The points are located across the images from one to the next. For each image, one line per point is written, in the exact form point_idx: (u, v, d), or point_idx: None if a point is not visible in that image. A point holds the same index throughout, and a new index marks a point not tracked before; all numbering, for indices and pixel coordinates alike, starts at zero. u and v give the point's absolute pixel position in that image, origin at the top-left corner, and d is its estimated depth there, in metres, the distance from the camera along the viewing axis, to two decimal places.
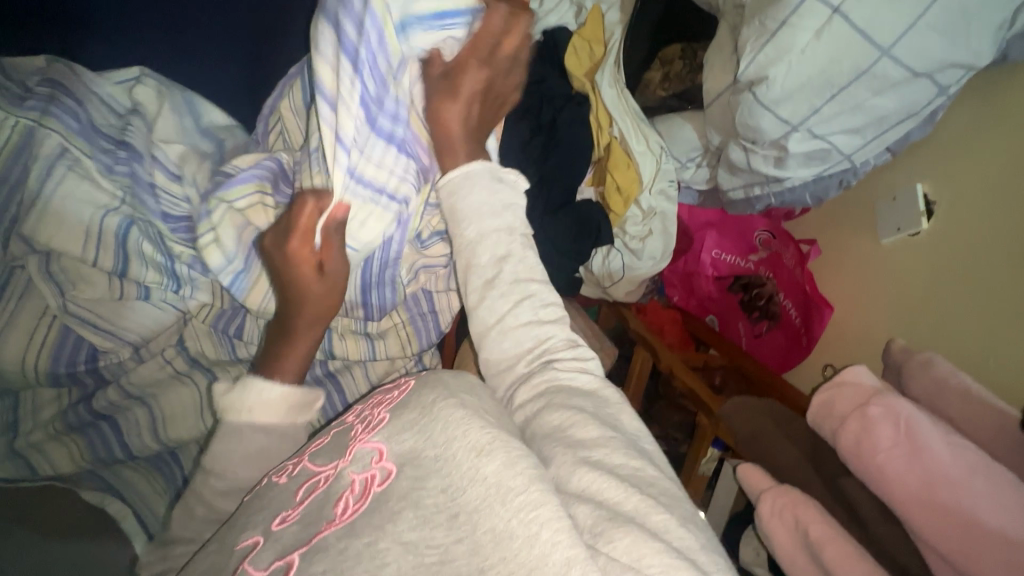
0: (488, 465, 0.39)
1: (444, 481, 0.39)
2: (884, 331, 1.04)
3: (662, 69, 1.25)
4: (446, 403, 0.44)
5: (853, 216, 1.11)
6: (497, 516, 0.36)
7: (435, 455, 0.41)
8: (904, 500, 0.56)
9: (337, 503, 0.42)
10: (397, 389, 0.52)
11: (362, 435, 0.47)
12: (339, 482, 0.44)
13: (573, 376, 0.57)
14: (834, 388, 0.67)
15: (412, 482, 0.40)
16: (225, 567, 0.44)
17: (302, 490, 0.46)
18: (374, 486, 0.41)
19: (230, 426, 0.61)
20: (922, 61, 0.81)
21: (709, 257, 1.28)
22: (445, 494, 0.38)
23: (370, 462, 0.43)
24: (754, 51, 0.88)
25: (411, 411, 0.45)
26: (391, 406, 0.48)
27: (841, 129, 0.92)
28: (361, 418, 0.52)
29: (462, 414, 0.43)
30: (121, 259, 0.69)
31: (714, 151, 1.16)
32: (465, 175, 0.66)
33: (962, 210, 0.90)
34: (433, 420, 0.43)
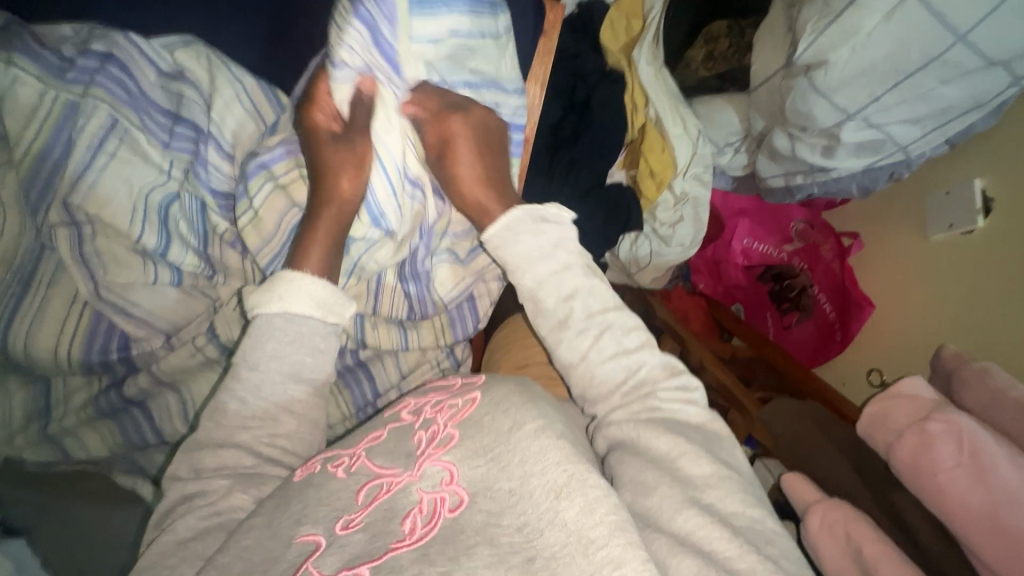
0: (568, 509, 0.40)
1: (518, 520, 0.40)
2: (932, 332, 0.99)
3: (705, 47, 1.18)
4: (522, 432, 0.45)
5: (901, 211, 1.06)
6: (578, 567, 0.37)
7: (509, 489, 0.42)
8: (964, 521, 0.54)
9: (405, 521, 0.43)
10: (464, 398, 0.52)
11: (432, 449, 0.47)
12: (404, 500, 0.45)
13: (676, 409, 0.56)
14: (888, 399, 0.66)
15: (487, 517, 0.41)
16: (280, 557, 0.44)
17: (364, 493, 0.47)
18: (444, 511, 0.43)
19: (262, 317, 0.60)
20: (998, 48, 0.75)
21: (739, 246, 1.25)
22: (519, 534, 0.40)
23: (441, 482, 0.45)
24: (815, 33, 0.84)
25: (484, 437, 0.46)
26: (458, 421, 0.49)
27: (901, 119, 0.86)
28: (423, 423, 0.52)
29: (539, 445, 0.44)
30: (164, 239, 0.66)
31: (755, 136, 1.10)
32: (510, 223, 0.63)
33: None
34: (513, 452, 0.44)
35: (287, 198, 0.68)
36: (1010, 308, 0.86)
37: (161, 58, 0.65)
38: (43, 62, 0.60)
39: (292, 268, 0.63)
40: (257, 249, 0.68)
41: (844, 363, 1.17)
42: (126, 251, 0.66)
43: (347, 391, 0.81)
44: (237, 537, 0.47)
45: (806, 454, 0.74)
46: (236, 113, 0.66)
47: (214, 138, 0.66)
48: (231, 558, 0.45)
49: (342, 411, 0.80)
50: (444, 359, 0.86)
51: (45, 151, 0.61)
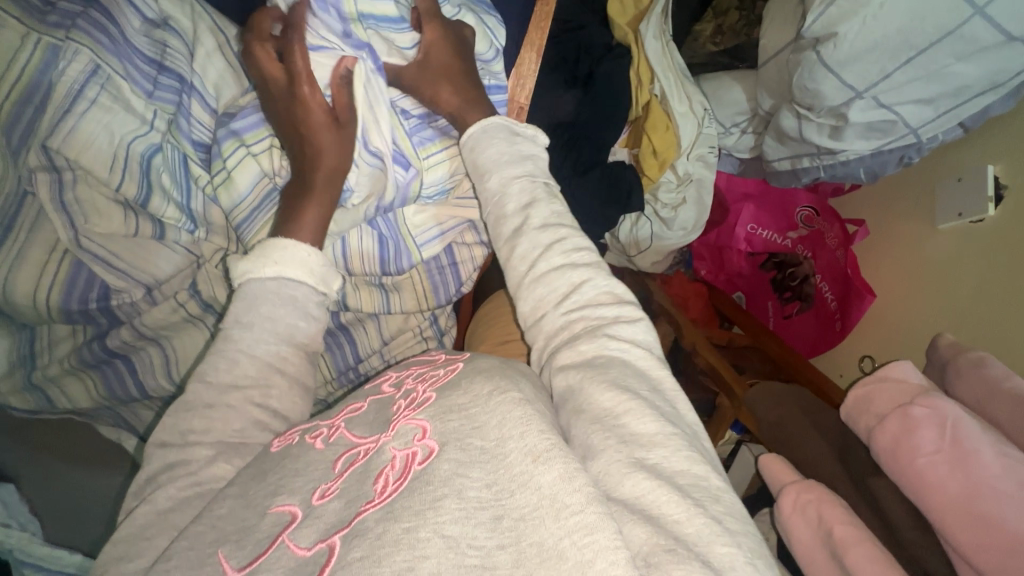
0: (544, 473, 0.38)
1: (489, 476, 0.39)
2: (933, 323, 0.96)
3: (714, 21, 1.13)
4: (503, 397, 0.44)
5: (907, 198, 1.03)
6: (547, 530, 0.35)
7: (482, 447, 0.41)
8: (939, 509, 0.52)
9: (376, 480, 0.42)
10: (445, 368, 0.52)
11: (407, 410, 0.47)
12: (379, 458, 0.44)
13: (624, 351, 0.50)
14: (875, 382, 0.64)
15: (456, 467, 0.40)
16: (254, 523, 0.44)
17: (342, 461, 0.46)
18: (415, 464, 0.42)
19: (254, 280, 0.59)
20: (1019, 22, 0.71)
21: (742, 231, 1.22)
22: (489, 490, 0.38)
23: (413, 439, 0.44)
24: (824, 4, 0.80)
25: (461, 396, 0.45)
26: (436, 385, 0.49)
27: (912, 98, 0.83)
28: (405, 392, 0.52)
29: (519, 413, 0.42)
30: (144, 190, 0.66)
31: (763, 116, 1.07)
32: (485, 129, 0.66)
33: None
34: (490, 415, 0.43)
35: (259, 166, 0.67)
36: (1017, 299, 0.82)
37: (147, 5, 0.65)
38: (26, 3, 0.60)
39: (283, 235, 0.62)
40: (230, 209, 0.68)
41: (841, 353, 1.15)
42: (107, 200, 0.66)
43: (329, 355, 0.81)
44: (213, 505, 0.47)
45: (789, 437, 0.73)
46: (218, 65, 0.66)
47: (196, 92, 0.65)
48: (205, 525, 0.45)
49: (323, 374, 0.82)
50: (427, 328, 0.86)
51: (29, 91, 0.60)
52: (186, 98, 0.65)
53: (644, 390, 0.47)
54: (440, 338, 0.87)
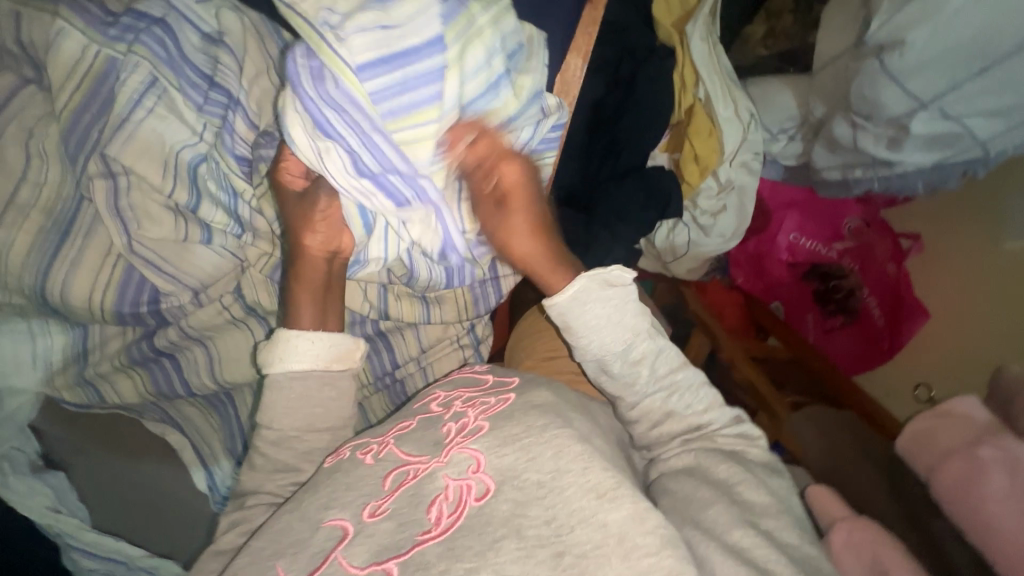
0: (610, 512, 0.39)
1: (547, 512, 0.40)
2: (999, 348, 0.90)
3: (766, 23, 1.09)
4: (559, 432, 0.45)
5: (966, 209, 0.97)
6: (613, 569, 0.36)
7: (539, 481, 0.42)
8: (1008, 557, 0.50)
9: (430, 509, 0.43)
10: (497, 397, 0.52)
11: (460, 438, 0.48)
12: (430, 485, 0.45)
13: (737, 449, 0.58)
14: (937, 417, 0.62)
15: (515, 508, 0.41)
16: (307, 540, 0.45)
17: (391, 480, 0.47)
18: (470, 500, 0.43)
19: (271, 376, 0.64)
20: None
21: (785, 240, 1.18)
22: (549, 527, 0.39)
23: (467, 470, 0.45)
24: (892, 10, 0.76)
25: (516, 428, 0.46)
26: (490, 414, 0.49)
27: (982, 110, 0.78)
28: (454, 414, 0.52)
29: (579, 449, 0.44)
30: (195, 196, 0.67)
31: (814, 123, 1.02)
32: (574, 294, 0.58)
33: None
34: (546, 447, 0.44)
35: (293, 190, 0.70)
36: None
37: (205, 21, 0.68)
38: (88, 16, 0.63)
39: (287, 326, 0.65)
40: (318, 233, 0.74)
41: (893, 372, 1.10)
42: (159, 207, 0.67)
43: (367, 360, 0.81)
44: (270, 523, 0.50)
45: (841, 463, 0.73)
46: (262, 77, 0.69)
47: (239, 107, 0.67)
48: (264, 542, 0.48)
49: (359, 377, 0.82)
50: (464, 336, 0.86)
51: (92, 92, 0.63)
52: (231, 113, 0.67)
53: (752, 468, 0.55)
54: (477, 346, 0.87)
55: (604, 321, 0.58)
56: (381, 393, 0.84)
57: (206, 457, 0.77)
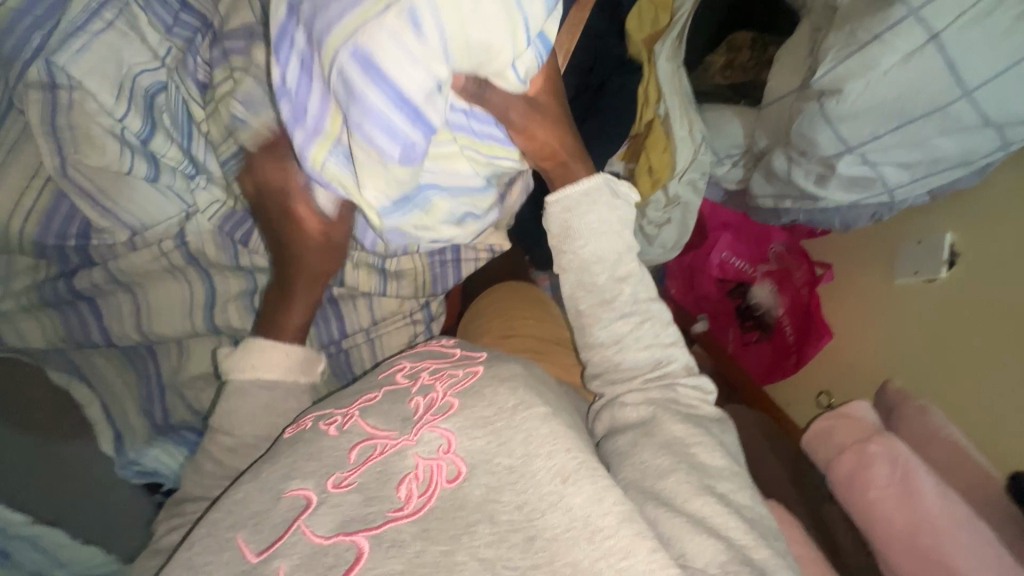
0: (574, 496, 0.44)
1: (518, 498, 0.45)
2: (883, 367, 1.06)
3: (726, 55, 1.17)
4: (529, 414, 0.50)
5: (869, 247, 1.11)
6: (582, 552, 0.42)
7: (509, 466, 0.47)
8: (883, 535, 0.65)
9: (400, 485, 0.47)
10: (465, 369, 0.58)
11: (430, 416, 0.52)
12: (400, 463, 0.49)
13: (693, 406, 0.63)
14: (837, 418, 0.77)
15: (486, 492, 0.46)
16: (272, 510, 0.49)
17: (357, 452, 0.52)
18: (443, 480, 0.47)
19: (234, 384, 0.65)
20: (999, 110, 0.79)
21: (717, 258, 1.28)
22: (520, 512, 0.44)
23: (438, 449, 0.49)
24: (834, 61, 0.85)
25: (486, 409, 0.51)
26: (457, 391, 0.54)
27: (894, 161, 0.90)
28: (422, 389, 0.56)
29: (545, 430, 0.49)
30: (147, 126, 0.64)
31: (755, 154, 1.11)
32: (587, 192, 0.67)
33: (986, 264, 0.90)
34: (516, 431, 0.49)
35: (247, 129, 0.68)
36: (961, 355, 0.93)
37: None
38: None
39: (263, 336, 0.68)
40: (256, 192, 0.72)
41: (796, 384, 1.25)
42: (101, 131, 0.61)
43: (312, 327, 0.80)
44: (230, 492, 0.53)
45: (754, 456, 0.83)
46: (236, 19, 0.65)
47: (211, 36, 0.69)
48: (222, 511, 0.51)
49: None
50: (417, 312, 0.86)
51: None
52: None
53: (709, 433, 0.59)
54: (430, 323, 0.88)
55: (601, 226, 0.66)
56: (323, 362, 0.83)
57: (121, 428, 0.74)
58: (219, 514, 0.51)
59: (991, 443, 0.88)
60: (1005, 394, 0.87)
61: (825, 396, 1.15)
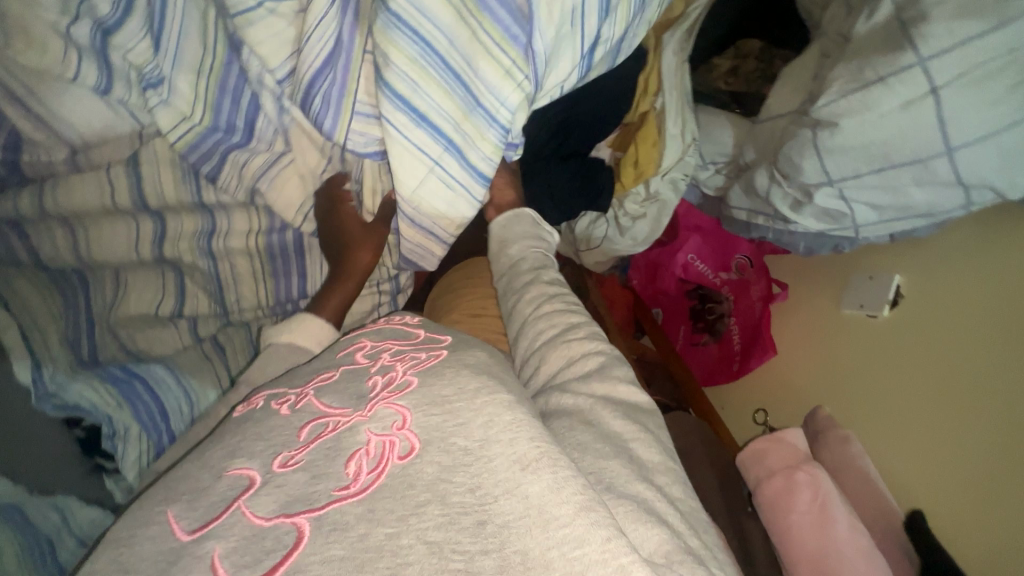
0: (533, 485, 0.42)
1: (474, 481, 0.42)
2: (814, 389, 1.14)
3: (732, 61, 1.14)
4: (491, 399, 0.48)
5: (822, 276, 1.16)
6: (534, 540, 0.39)
7: (465, 447, 0.44)
8: (798, 556, 0.75)
9: (349, 462, 0.45)
10: (428, 353, 0.56)
11: (386, 394, 0.50)
12: (351, 439, 0.46)
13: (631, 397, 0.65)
14: (772, 442, 0.86)
15: (439, 471, 0.43)
16: (210, 488, 0.45)
17: (308, 430, 0.48)
18: (393, 456, 0.45)
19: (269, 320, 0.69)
20: (971, 173, 0.82)
21: (682, 259, 1.30)
22: (473, 495, 0.41)
23: (391, 426, 0.47)
24: (837, 93, 0.84)
25: (445, 387, 0.49)
26: (418, 369, 0.52)
27: (867, 201, 0.93)
28: (382, 368, 0.54)
29: (509, 418, 0.46)
30: (97, 37, 0.66)
31: (739, 165, 1.13)
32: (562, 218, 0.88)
33: (925, 311, 0.97)
34: (476, 414, 0.47)
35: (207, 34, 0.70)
36: (885, 390, 1.01)
37: None
38: None
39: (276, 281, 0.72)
40: (229, 116, 0.75)
41: (735, 391, 1.32)
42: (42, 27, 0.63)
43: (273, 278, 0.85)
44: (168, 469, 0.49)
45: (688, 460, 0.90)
46: None
47: None
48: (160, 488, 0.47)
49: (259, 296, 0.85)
50: (384, 283, 0.88)
51: None
52: None
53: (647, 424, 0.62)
54: (397, 294, 0.90)
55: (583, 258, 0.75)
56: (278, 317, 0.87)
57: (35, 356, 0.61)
58: (160, 490, 0.47)
59: (898, 472, 0.97)
60: (918, 431, 0.95)
61: (762, 413, 1.22)
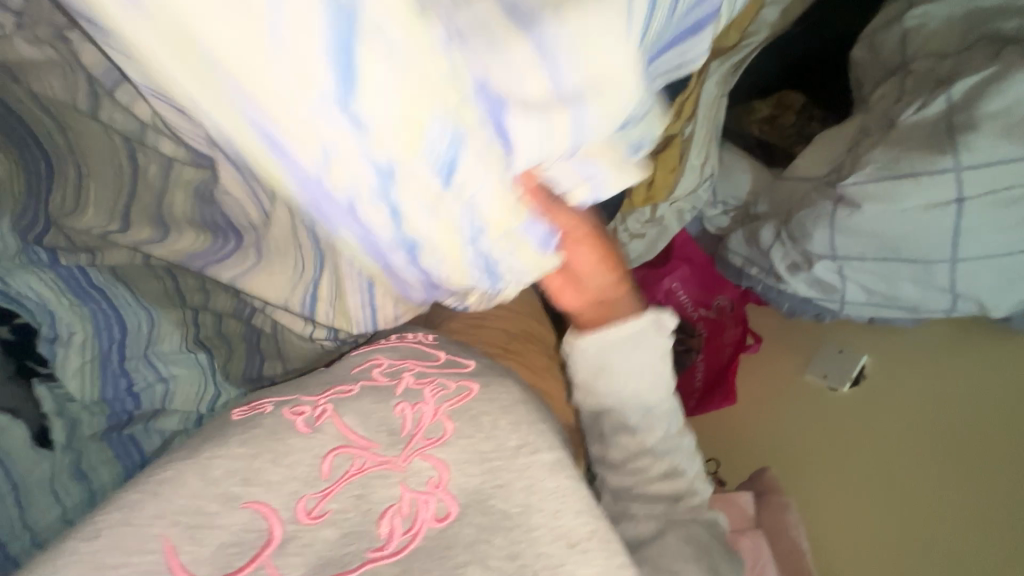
0: (580, 565, 0.41)
1: (513, 548, 0.41)
2: (767, 451, 1.11)
3: (771, 109, 1.11)
4: (535, 461, 0.46)
5: (790, 339, 1.18)
6: None
7: (507, 511, 0.43)
8: None
9: (382, 524, 0.41)
10: (458, 384, 0.52)
11: (422, 442, 0.46)
12: (382, 491, 0.43)
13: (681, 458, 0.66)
14: (729, 501, 0.92)
15: (480, 533, 0.41)
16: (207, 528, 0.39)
17: (328, 464, 0.43)
18: (430, 518, 0.42)
19: None
20: (965, 285, 0.85)
21: (668, 284, 1.22)
22: (514, 564, 0.40)
23: (429, 483, 0.43)
24: (869, 176, 0.83)
25: (492, 446, 0.46)
26: (454, 407, 0.48)
27: (861, 284, 0.94)
28: (407, 394, 0.50)
29: (554, 485, 0.45)
30: None
31: (747, 214, 1.13)
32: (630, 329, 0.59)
33: (892, 395, 1.03)
34: (523, 478, 0.45)
35: None
36: (843, 466, 1.02)
37: None
38: None
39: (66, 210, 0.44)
40: None
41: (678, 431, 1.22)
42: None
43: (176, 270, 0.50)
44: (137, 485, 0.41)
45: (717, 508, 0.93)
46: None
47: None
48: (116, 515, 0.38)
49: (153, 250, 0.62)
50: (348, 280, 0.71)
51: None
52: None
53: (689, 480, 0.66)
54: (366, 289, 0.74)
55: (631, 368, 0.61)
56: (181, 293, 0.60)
57: None
58: (142, 496, 0.40)
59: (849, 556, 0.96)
60: (873, 517, 0.97)
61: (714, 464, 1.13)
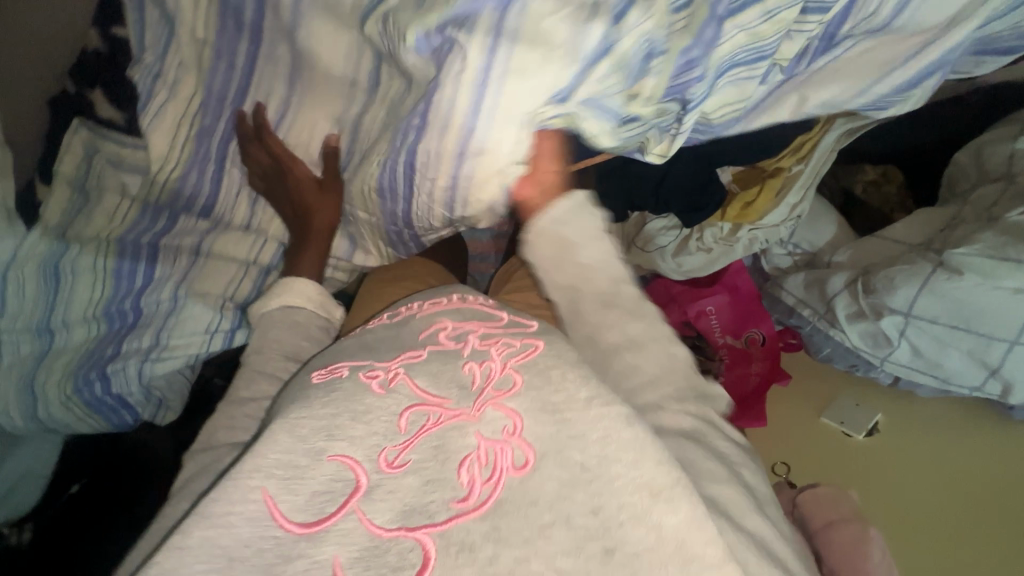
0: (666, 516, 0.51)
1: (594, 502, 0.51)
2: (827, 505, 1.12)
3: (876, 175, 1.25)
4: (610, 415, 0.56)
5: (811, 385, 1.28)
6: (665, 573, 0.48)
7: (582, 467, 0.53)
8: None
9: (462, 473, 0.54)
10: (525, 342, 0.66)
11: (493, 393, 0.60)
12: (461, 441, 0.56)
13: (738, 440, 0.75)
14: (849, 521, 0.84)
15: (562, 489, 0.52)
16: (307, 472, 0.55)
17: (407, 423, 0.58)
18: (510, 466, 0.54)
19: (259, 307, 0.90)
20: (1010, 367, 0.99)
21: (701, 306, 1.31)
22: (594, 521, 0.51)
23: (503, 431, 0.57)
24: (975, 251, 0.97)
25: (556, 396, 0.59)
26: (519, 365, 0.63)
27: (915, 345, 1.06)
28: (476, 354, 0.65)
29: (628, 435, 0.55)
30: None
31: (816, 260, 1.25)
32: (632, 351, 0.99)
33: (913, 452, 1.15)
34: (597, 431, 0.56)
35: None
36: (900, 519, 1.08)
37: None
38: None
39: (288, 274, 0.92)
40: None
41: None
42: None
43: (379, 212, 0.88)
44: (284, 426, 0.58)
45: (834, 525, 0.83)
46: None
47: None
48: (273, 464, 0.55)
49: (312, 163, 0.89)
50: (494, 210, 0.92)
51: None
52: None
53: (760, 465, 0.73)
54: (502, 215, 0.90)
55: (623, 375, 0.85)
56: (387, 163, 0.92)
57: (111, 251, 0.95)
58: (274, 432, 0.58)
59: None
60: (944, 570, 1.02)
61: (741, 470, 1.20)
